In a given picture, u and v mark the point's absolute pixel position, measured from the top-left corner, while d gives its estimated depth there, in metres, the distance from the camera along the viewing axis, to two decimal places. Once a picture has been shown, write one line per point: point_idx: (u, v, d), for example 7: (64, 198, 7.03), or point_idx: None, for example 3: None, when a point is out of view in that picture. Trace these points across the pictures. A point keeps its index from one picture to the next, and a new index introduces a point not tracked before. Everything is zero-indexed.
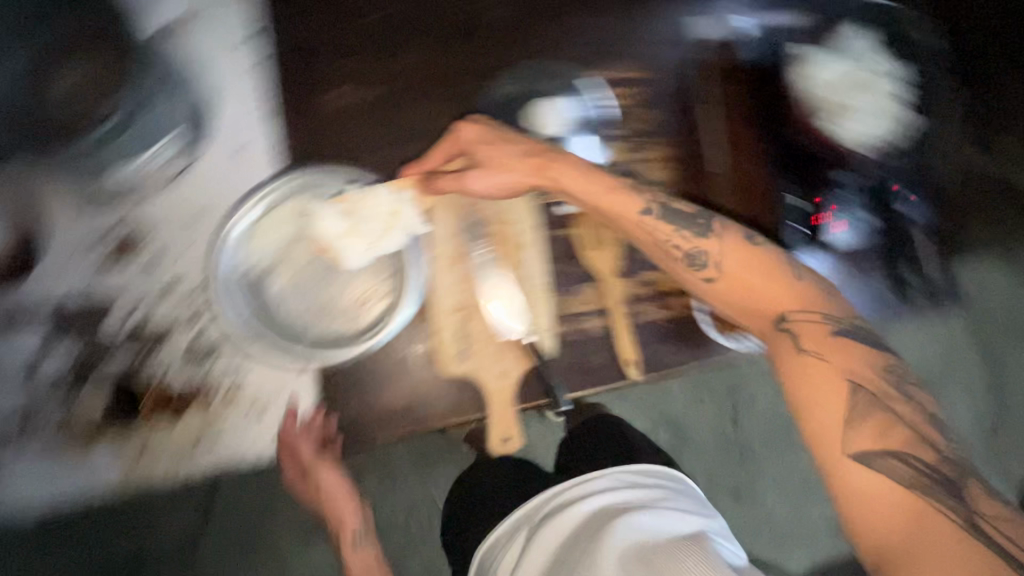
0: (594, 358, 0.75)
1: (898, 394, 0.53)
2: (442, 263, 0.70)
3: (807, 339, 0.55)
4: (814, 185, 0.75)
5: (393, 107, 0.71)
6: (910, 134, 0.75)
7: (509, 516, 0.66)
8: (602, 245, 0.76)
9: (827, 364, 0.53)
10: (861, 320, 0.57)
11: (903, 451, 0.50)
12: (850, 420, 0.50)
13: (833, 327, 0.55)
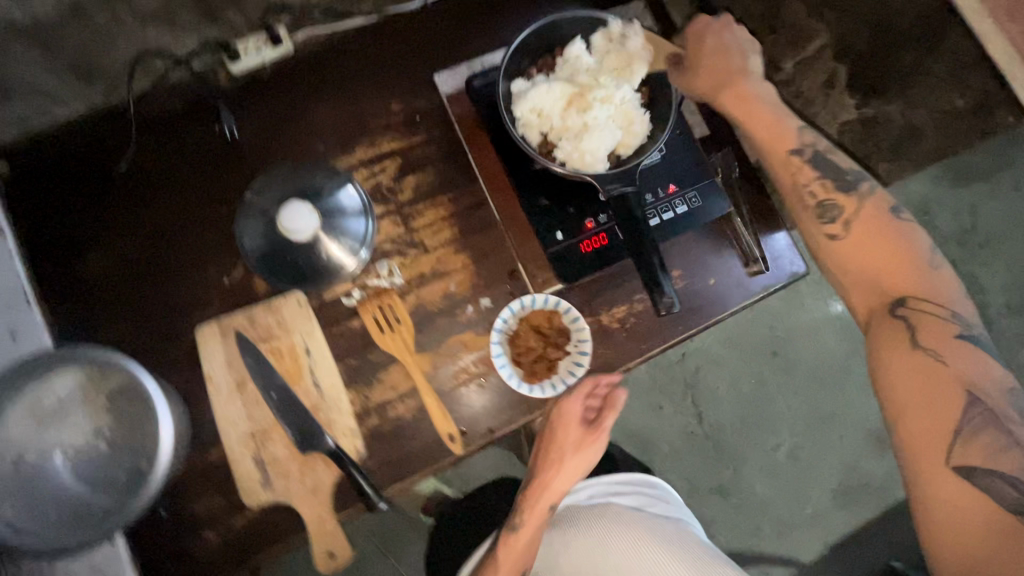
0: (411, 444, 0.72)
1: (827, 228, 0.68)
2: (227, 393, 0.69)
3: (820, 201, 0.68)
4: (583, 205, 0.77)
5: (148, 259, 0.74)
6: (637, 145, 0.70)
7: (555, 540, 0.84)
8: (394, 327, 0.74)
9: (884, 252, 0.66)
10: (828, 213, 0.68)
11: (939, 324, 0.62)
12: (916, 331, 0.62)
13: (816, 200, 0.68)
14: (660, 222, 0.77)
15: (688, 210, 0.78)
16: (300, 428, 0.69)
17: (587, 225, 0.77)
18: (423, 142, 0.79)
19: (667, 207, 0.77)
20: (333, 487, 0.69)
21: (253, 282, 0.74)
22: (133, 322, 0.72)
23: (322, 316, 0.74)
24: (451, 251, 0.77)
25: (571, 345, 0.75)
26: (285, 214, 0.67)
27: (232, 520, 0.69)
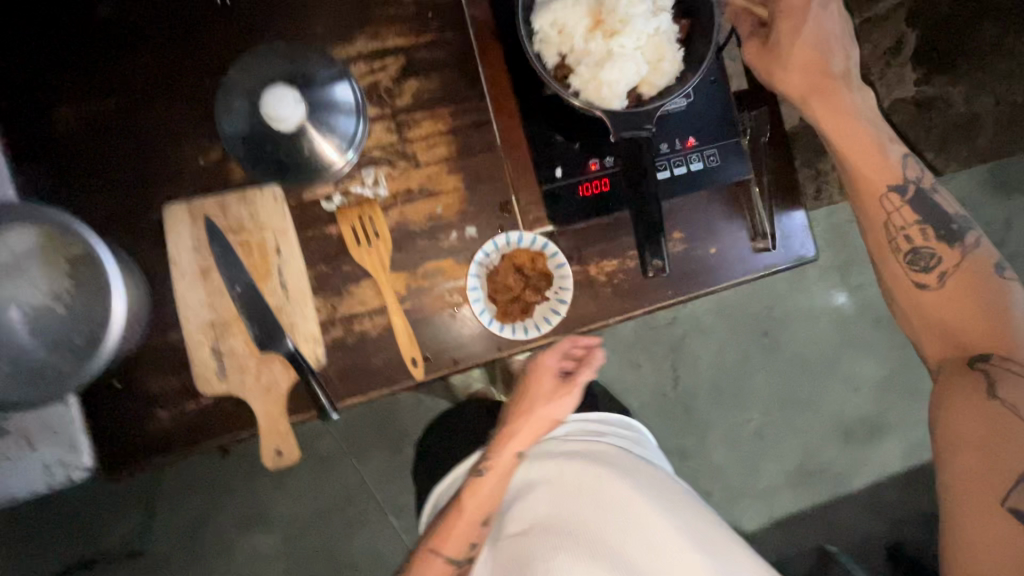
0: (373, 362, 0.71)
1: (918, 273, 0.66)
2: (191, 280, 0.67)
3: (915, 246, 0.67)
4: (591, 146, 0.70)
5: (120, 122, 0.68)
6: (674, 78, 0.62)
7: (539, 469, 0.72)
8: (372, 241, 0.70)
9: (961, 270, 0.65)
10: (919, 260, 0.66)
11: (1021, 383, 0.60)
12: (994, 383, 0.60)
13: (911, 244, 0.67)
14: (671, 176, 0.70)
15: (702, 169, 0.71)
16: (262, 326, 0.68)
17: (590, 167, 0.70)
18: (431, 43, 0.71)
19: (681, 162, 0.70)
20: (290, 390, 0.69)
21: (229, 167, 0.70)
22: (100, 189, 0.68)
23: (298, 216, 0.70)
24: (444, 170, 0.72)
25: (550, 291, 0.72)
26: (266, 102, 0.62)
27: (185, 404, 0.69)
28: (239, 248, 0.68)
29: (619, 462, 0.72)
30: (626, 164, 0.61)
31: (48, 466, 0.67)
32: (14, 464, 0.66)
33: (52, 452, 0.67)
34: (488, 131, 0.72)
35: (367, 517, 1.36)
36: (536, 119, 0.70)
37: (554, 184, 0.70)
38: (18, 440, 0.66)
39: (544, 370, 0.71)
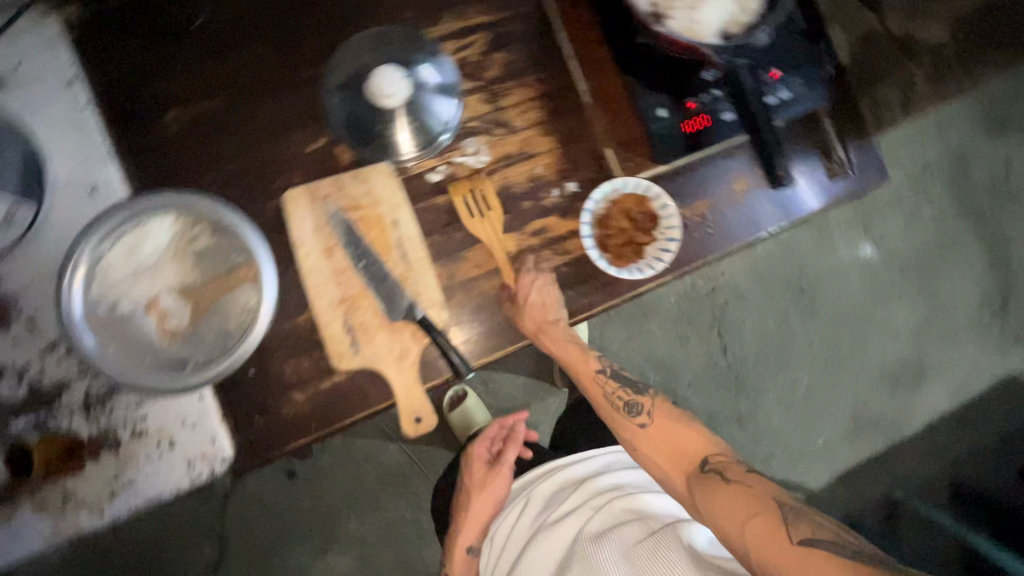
0: (497, 321, 0.73)
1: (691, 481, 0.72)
2: (316, 258, 0.69)
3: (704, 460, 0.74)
4: (681, 87, 0.72)
5: (232, 120, 0.72)
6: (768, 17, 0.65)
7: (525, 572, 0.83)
8: (478, 207, 0.74)
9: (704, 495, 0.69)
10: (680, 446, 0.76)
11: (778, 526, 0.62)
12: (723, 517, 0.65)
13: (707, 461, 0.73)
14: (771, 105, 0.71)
15: (790, 98, 0.71)
16: (389, 297, 0.69)
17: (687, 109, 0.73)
18: (514, 17, 0.76)
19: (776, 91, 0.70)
20: (421, 357, 0.70)
21: (338, 152, 0.73)
22: (219, 185, 0.71)
23: (407, 189, 0.73)
24: (539, 133, 0.75)
25: (657, 233, 0.74)
26: (376, 76, 0.68)
27: (319, 383, 0.69)
28: (358, 221, 0.70)
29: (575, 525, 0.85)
30: (735, 90, 0.63)
31: (191, 461, 0.68)
32: (158, 463, 0.67)
33: (195, 444, 0.68)
34: (576, 92, 0.76)
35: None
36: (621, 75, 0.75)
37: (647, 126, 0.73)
38: (162, 437, 0.68)
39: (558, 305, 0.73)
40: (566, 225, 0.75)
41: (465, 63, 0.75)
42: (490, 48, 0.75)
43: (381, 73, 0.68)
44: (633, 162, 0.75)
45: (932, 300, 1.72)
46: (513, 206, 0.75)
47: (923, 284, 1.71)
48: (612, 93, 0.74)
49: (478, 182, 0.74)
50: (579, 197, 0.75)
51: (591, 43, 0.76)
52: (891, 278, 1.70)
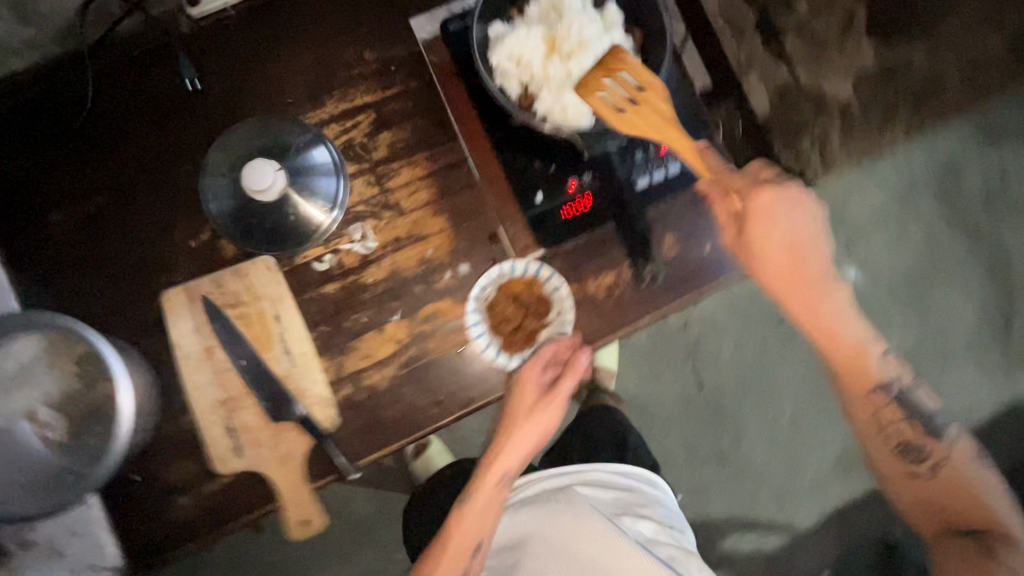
0: (388, 413, 0.70)
1: None
2: (195, 360, 0.67)
3: None
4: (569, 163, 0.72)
5: (113, 221, 0.70)
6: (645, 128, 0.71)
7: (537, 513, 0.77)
8: (367, 295, 0.71)
9: None
10: None
11: None
12: None
13: None
14: (650, 181, 0.72)
15: (681, 169, 0.72)
16: (270, 397, 0.68)
17: (570, 185, 0.71)
18: (400, 94, 0.73)
19: (658, 167, 0.72)
20: (306, 456, 0.68)
21: (220, 245, 0.71)
22: (102, 289, 0.69)
23: (292, 280, 0.71)
24: (429, 213, 0.73)
25: (552, 315, 0.71)
26: (246, 176, 0.64)
27: (204, 487, 0.68)
28: (238, 319, 0.68)
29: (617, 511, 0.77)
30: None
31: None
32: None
33: (78, 557, 0.65)
34: (466, 168, 0.73)
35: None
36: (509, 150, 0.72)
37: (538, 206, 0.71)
38: (46, 551, 0.65)
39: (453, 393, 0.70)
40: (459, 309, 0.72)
41: (350, 146, 0.73)
42: (375, 128, 0.73)
43: (256, 173, 0.64)
44: (527, 237, 0.72)
45: None
46: (403, 291, 0.72)
47: None
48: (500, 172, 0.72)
49: (365, 269, 0.72)
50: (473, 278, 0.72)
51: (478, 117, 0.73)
52: None
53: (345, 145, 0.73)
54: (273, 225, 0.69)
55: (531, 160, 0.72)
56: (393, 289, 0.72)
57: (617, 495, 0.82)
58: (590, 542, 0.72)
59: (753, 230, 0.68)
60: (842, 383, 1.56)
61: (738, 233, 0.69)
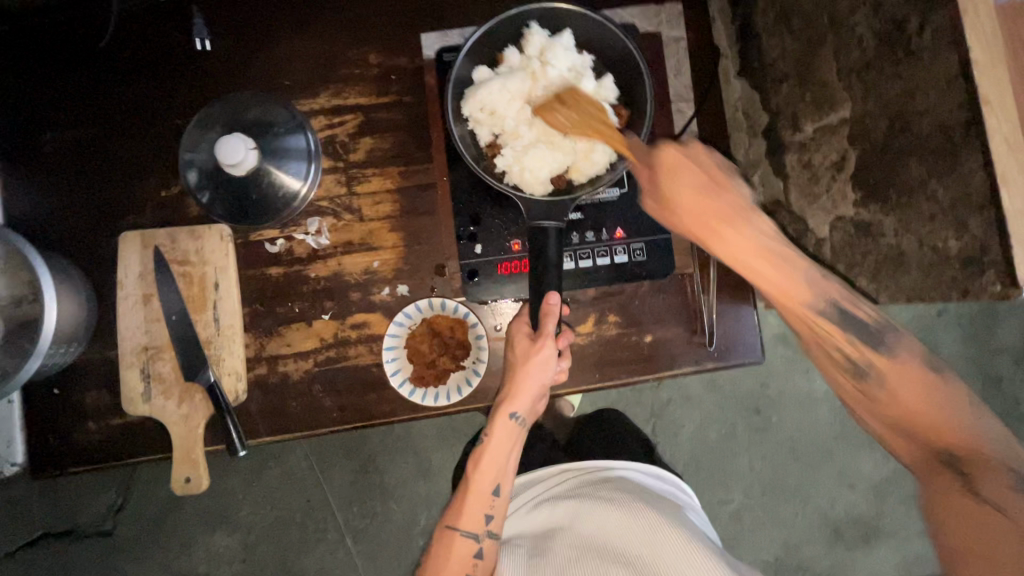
0: (292, 403, 0.73)
1: None
2: (132, 303, 0.71)
3: None
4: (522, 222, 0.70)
5: (100, 153, 0.74)
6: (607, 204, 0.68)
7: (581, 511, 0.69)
8: (305, 287, 0.73)
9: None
10: None
11: None
12: None
13: None
14: (595, 265, 0.70)
15: (626, 262, 0.70)
16: (188, 357, 0.71)
17: (512, 247, 0.70)
18: (391, 104, 0.74)
19: (608, 251, 0.70)
20: (207, 420, 0.71)
21: (186, 202, 0.74)
22: (72, 213, 0.74)
23: (242, 254, 0.73)
24: (385, 226, 0.73)
25: (468, 360, 0.71)
26: (218, 150, 0.65)
27: (111, 419, 0.72)
28: (181, 276, 0.72)
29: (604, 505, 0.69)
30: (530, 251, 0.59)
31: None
32: None
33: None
34: (433, 193, 0.73)
35: (327, 533, 1.43)
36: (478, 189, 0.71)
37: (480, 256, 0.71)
38: None
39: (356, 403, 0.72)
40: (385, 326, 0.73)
41: (330, 141, 0.74)
42: (359, 131, 0.74)
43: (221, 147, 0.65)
44: (469, 279, 0.71)
45: None
46: (339, 294, 0.73)
47: None
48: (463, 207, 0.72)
49: (310, 263, 0.73)
50: (407, 302, 0.73)
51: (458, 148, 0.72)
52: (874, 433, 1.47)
53: (326, 139, 0.74)
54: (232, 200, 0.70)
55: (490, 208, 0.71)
56: (332, 289, 0.74)
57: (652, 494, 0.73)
58: (609, 520, 0.65)
59: (689, 191, 0.61)
60: (801, 494, 1.48)
61: (664, 194, 0.63)
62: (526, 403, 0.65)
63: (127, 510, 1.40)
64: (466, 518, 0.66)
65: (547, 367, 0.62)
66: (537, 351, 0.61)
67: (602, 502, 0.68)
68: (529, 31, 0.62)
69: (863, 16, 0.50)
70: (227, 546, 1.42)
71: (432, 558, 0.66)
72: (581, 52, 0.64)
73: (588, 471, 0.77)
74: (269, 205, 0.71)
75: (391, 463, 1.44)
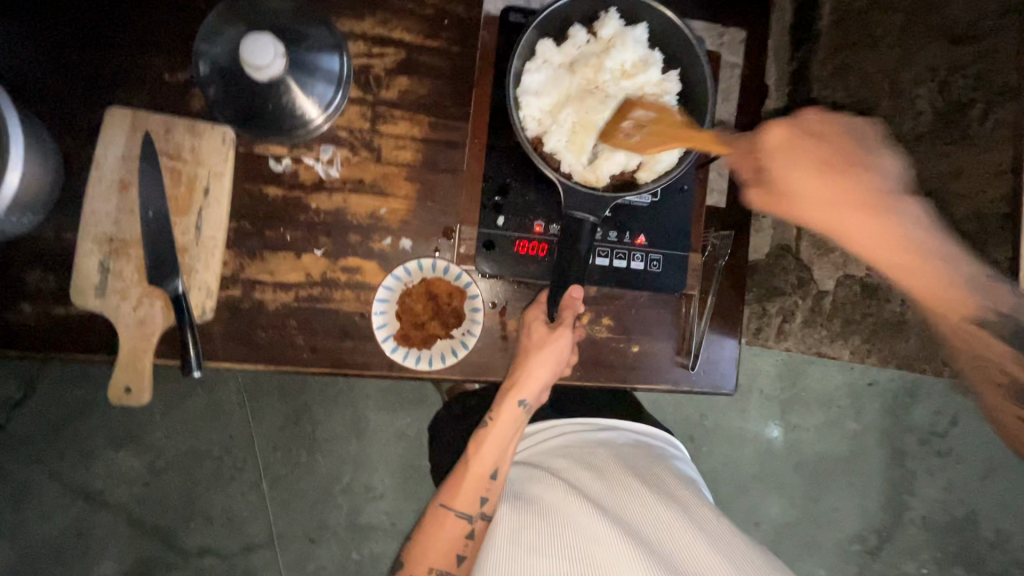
0: (263, 330, 0.68)
1: None
2: (106, 187, 0.64)
3: None
4: (548, 207, 0.69)
5: (103, 14, 0.66)
6: (638, 212, 0.70)
7: (582, 476, 0.68)
8: (302, 216, 0.69)
9: None
10: None
11: None
12: None
13: None
14: (609, 265, 0.70)
15: (641, 269, 0.71)
16: (158, 258, 0.64)
17: (533, 228, 0.69)
18: (437, 50, 0.70)
19: (624, 255, 0.70)
20: (163, 330, 0.66)
21: (193, 93, 0.67)
22: (60, 73, 0.66)
23: (241, 164, 0.68)
24: (402, 174, 0.70)
25: (458, 330, 0.69)
26: (246, 49, 0.58)
27: (54, 306, 0.65)
28: (169, 172, 0.65)
29: (599, 470, 0.68)
30: (565, 239, 0.60)
31: None
32: None
33: None
34: (460, 152, 0.70)
35: (243, 472, 1.36)
36: (508, 160, 0.69)
37: (501, 227, 0.69)
38: None
39: (329, 347, 0.69)
40: (380, 276, 0.69)
41: (365, 72, 0.69)
42: (398, 69, 0.70)
43: (255, 43, 0.58)
44: (482, 249, 0.69)
45: (810, 511, 1.57)
46: (339, 231, 0.69)
47: (807, 491, 1.57)
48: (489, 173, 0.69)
49: (315, 192, 0.69)
50: (407, 257, 0.70)
51: (497, 114, 0.70)
52: (791, 479, 1.57)
53: (361, 68, 0.69)
54: (248, 108, 0.65)
55: (519, 183, 0.69)
56: (331, 223, 0.69)
57: (648, 452, 0.73)
58: (622, 490, 0.64)
59: (820, 180, 0.58)
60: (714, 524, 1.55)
61: (784, 189, 0.59)
62: (536, 390, 0.66)
63: (27, 406, 1.28)
64: (462, 499, 0.66)
65: (562, 357, 0.64)
66: (554, 339, 0.64)
67: (595, 469, 0.68)
68: (605, 15, 0.62)
69: (927, 90, 0.61)
70: (131, 466, 1.33)
71: (421, 537, 0.66)
72: (651, 48, 0.63)
73: (588, 431, 0.76)
74: (287, 124, 0.66)
75: (327, 415, 1.40)
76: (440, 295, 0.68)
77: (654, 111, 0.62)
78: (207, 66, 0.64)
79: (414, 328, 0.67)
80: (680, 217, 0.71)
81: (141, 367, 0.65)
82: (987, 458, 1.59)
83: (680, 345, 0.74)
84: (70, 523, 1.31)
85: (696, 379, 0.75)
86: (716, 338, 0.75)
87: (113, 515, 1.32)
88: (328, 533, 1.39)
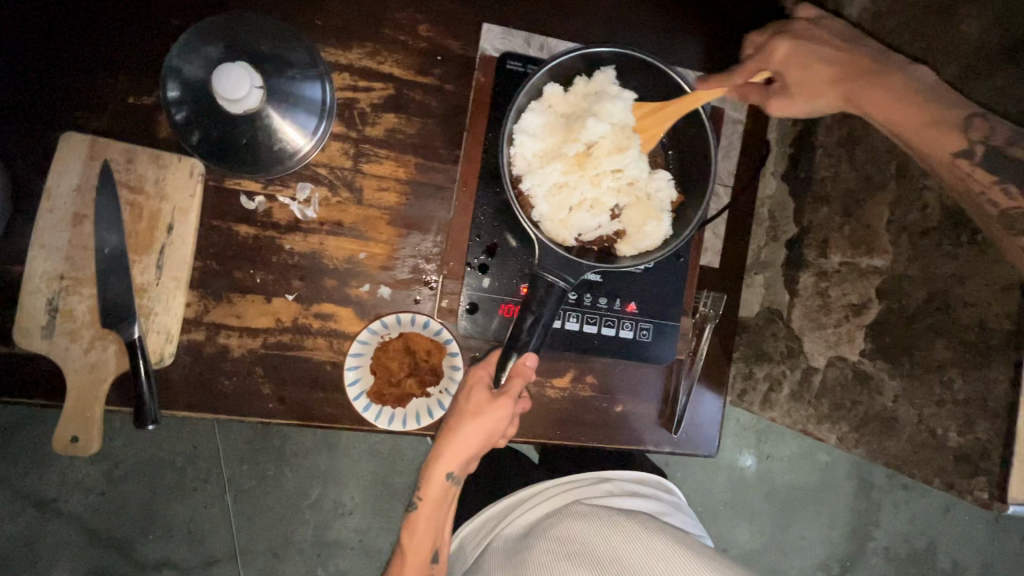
0: (227, 377, 0.64)
1: None
2: (58, 219, 0.59)
3: None
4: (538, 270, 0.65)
5: (62, 28, 0.60)
6: (631, 277, 0.67)
7: (577, 522, 0.67)
8: (273, 257, 0.64)
9: None
10: None
11: None
12: None
13: None
14: (598, 333, 0.67)
15: (631, 338, 0.68)
16: (113, 298, 0.59)
17: (521, 291, 0.65)
18: (427, 88, 0.66)
19: (614, 322, 0.67)
20: (117, 374, 0.61)
21: (159, 118, 0.62)
22: (10, 91, 0.60)
23: (209, 198, 0.63)
24: (384, 218, 0.66)
25: (435, 388, 0.66)
26: (218, 78, 0.54)
27: None
28: (129, 206, 0.60)
29: (595, 515, 0.67)
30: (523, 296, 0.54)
31: None
32: None
33: None
34: (447, 198, 0.66)
35: (206, 485, 1.31)
36: (497, 210, 0.65)
37: (487, 285, 0.65)
38: None
39: (297, 397, 0.65)
40: (355, 324, 0.66)
41: (349, 106, 0.65)
42: (386, 105, 0.65)
43: (240, 74, 0.54)
44: (465, 307, 0.65)
45: (777, 540, 1.59)
46: (314, 275, 0.65)
47: (776, 521, 1.58)
48: (476, 223, 0.65)
49: (289, 232, 0.64)
50: (386, 306, 0.66)
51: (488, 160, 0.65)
52: (762, 507, 1.58)
53: (345, 102, 0.65)
54: (223, 136, 0.60)
55: (508, 240, 0.65)
56: (306, 265, 0.65)
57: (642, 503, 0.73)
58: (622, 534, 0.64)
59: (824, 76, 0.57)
60: None
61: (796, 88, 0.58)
62: (461, 462, 0.61)
63: None
64: None
65: (492, 430, 0.59)
66: (484, 414, 0.58)
67: (579, 517, 0.67)
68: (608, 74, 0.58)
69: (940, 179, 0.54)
70: (87, 475, 1.27)
71: None
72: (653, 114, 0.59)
73: (574, 485, 0.75)
74: (262, 158, 0.61)
75: (297, 429, 1.35)
76: (417, 356, 0.65)
77: (649, 185, 0.58)
78: (179, 86, 0.59)
79: (389, 388, 0.64)
80: (674, 284, 0.68)
81: (91, 415, 0.60)
82: (951, 494, 1.63)
83: (664, 410, 0.72)
84: (20, 531, 1.25)
85: (677, 445, 0.73)
86: (701, 401, 0.73)
87: (66, 525, 1.27)
88: (292, 550, 1.35)
